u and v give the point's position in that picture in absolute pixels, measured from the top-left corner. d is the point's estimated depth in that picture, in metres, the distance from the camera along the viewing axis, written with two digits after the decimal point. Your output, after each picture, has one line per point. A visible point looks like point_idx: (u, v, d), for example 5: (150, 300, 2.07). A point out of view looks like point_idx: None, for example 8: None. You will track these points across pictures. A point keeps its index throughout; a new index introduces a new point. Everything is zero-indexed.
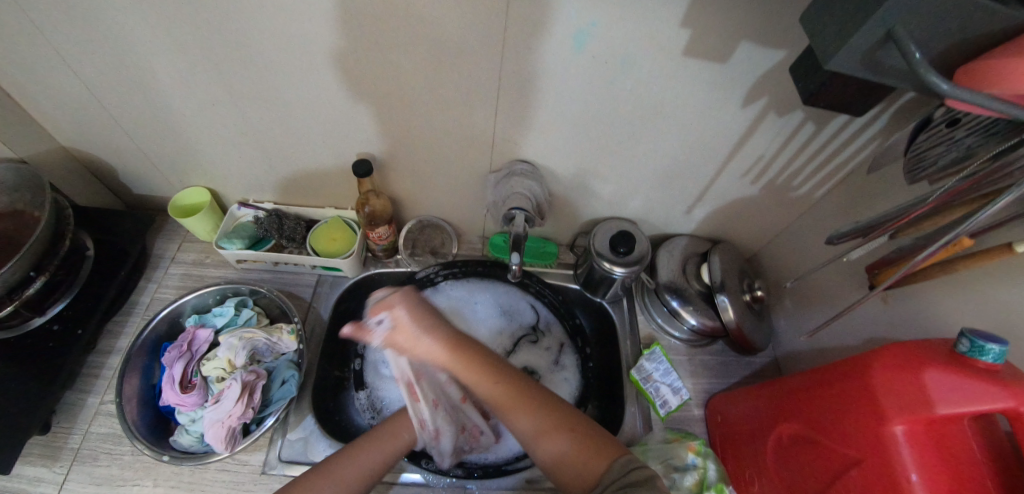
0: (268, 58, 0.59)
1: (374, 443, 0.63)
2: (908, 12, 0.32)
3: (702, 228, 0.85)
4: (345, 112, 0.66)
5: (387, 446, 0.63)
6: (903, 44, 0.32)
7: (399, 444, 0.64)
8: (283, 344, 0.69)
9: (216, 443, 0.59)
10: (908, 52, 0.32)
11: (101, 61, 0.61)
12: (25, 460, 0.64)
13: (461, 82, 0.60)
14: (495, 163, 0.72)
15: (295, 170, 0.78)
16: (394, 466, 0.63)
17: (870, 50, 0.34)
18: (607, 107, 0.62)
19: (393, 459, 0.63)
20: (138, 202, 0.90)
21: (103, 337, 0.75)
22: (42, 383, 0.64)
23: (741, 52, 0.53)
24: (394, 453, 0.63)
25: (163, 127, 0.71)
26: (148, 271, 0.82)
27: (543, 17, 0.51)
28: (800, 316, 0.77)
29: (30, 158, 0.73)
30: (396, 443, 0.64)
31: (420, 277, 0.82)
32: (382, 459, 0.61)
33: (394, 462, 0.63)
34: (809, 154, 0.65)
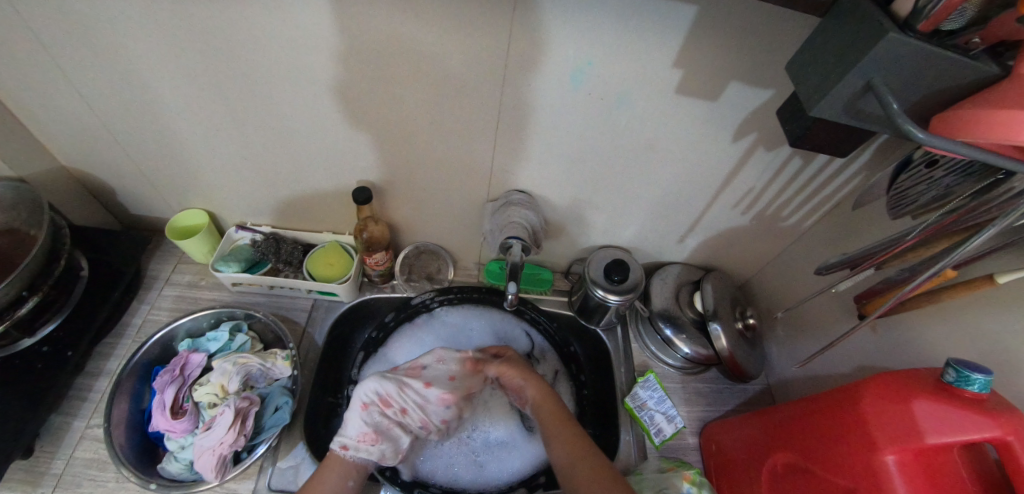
0: (275, 86, 0.61)
1: (313, 480, 0.59)
2: (884, 64, 0.34)
3: (694, 257, 0.87)
4: (347, 139, 0.67)
5: (325, 473, 0.60)
6: (881, 94, 0.35)
7: (341, 465, 0.61)
8: (276, 370, 0.68)
9: (207, 471, 0.58)
10: (885, 102, 0.35)
11: (109, 85, 0.62)
12: (4, 485, 0.62)
13: (463, 114, 0.62)
14: (493, 191, 0.74)
15: (295, 195, 0.79)
16: (342, 481, 0.60)
17: (852, 98, 0.37)
18: (603, 140, 0.64)
19: (342, 479, 0.60)
20: (134, 222, 0.90)
21: (92, 359, 0.74)
22: (27, 406, 0.63)
23: (731, 91, 0.56)
24: (334, 472, 0.60)
25: (166, 150, 0.72)
26: (142, 292, 0.81)
27: (543, 55, 0.54)
28: (792, 345, 0.78)
29: (30, 178, 0.74)
30: (337, 465, 0.61)
31: (416, 302, 0.82)
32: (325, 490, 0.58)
33: (342, 480, 0.60)
34: (797, 187, 0.67)
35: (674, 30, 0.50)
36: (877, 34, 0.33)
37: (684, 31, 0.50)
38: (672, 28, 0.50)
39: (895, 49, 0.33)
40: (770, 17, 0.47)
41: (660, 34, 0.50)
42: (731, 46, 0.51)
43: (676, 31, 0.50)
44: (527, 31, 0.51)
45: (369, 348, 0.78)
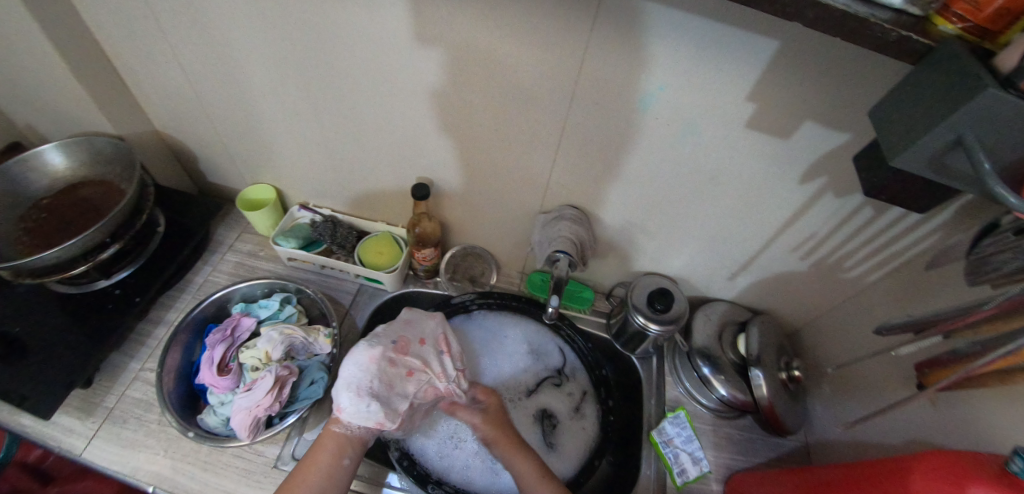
0: (355, 79, 0.65)
1: (305, 462, 0.60)
2: (981, 123, 0.32)
3: (743, 296, 0.84)
4: (414, 136, 0.71)
5: (318, 451, 0.61)
6: (972, 152, 0.32)
7: (334, 443, 0.62)
8: (318, 346, 0.71)
9: (241, 429, 0.61)
10: (976, 160, 0.32)
11: (207, 63, 0.69)
12: (64, 409, 0.68)
13: (528, 124, 0.64)
14: (547, 203, 0.75)
15: (357, 182, 0.83)
16: (333, 460, 0.60)
17: (936, 153, 0.35)
18: (664, 166, 0.64)
19: (333, 458, 0.60)
20: (211, 190, 0.98)
21: (155, 308, 0.79)
22: (94, 342, 0.69)
23: (805, 131, 0.55)
24: (326, 452, 0.61)
25: (248, 127, 0.78)
26: (207, 254, 0.87)
27: (613, 77, 0.55)
28: (839, 404, 0.74)
29: (129, 137, 0.81)
30: (332, 440, 0.62)
31: (456, 301, 0.85)
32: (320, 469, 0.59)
33: (334, 459, 0.60)
34: (864, 238, 0.64)
35: (751, 64, 0.50)
36: (973, 87, 0.31)
37: (762, 65, 0.49)
38: (748, 61, 0.50)
39: (994, 105, 0.31)
40: (860, 60, 0.46)
41: (736, 65, 0.50)
42: (811, 85, 0.50)
43: (753, 64, 0.50)
44: (600, 50, 0.53)
45: None
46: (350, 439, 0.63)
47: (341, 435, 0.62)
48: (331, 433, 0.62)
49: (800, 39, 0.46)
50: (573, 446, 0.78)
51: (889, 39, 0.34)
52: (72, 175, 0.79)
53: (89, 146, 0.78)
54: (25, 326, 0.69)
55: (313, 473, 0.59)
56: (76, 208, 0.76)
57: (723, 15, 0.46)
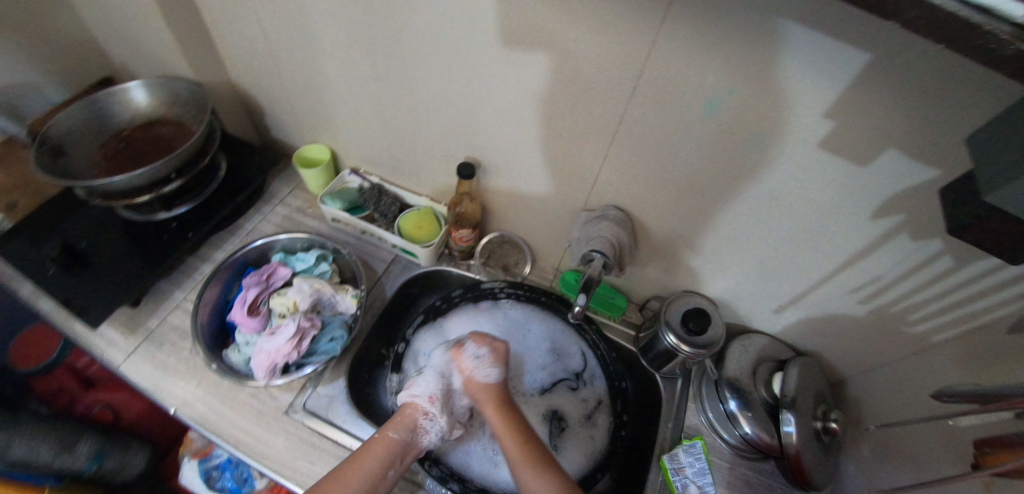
0: (417, 49, 0.66)
1: (352, 462, 0.59)
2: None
3: (787, 333, 0.78)
4: (467, 115, 0.71)
5: (369, 454, 0.59)
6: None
7: (385, 449, 0.61)
8: (343, 305, 0.72)
9: (258, 371, 0.64)
10: None
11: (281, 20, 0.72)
12: (111, 323, 0.73)
13: (582, 117, 0.62)
14: (591, 201, 0.73)
15: (407, 154, 0.84)
16: (381, 469, 0.59)
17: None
18: (720, 178, 0.60)
19: (382, 466, 0.59)
20: (272, 145, 1.02)
21: (205, 246, 0.84)
22: (145, 266, 0.74)
23: (886, 159, 0.49)
24: (374, 459, 0.59)
25: (312, 87, 0.81)
26: (259, 203, 0.91)
27: (678, 76, 0.52)
28: (873, 467, 0.67)
29: (206, 84, 0.87)
30: (384, 448, 0.60)
31: (485, 287, 0.84)
32: (367, 473, 0.58)
33: (382, 469, 0.59)
34: (939, 290, 0.58)
35: (834, 76, 0.45)
36: None
37: (847, 79, 0.45)
38: (832, 72, 0.45)
39: None
40: (966, 84, 0.41)
41: (816, 75, 0.46)
42: (901, 107, 0.45)
43: (836, 77, 0.45)
44: (668, 43, 0.50)
45: (430, 314, 0.81)
46: (400, 450, 0.61)
47: (393, 444, 0.61)
48: (386, 440, 0.61)
49: (896, 53, 0.41)
50: (578, 453, 0.75)
51: (1004, 54, 0.28)
52: (152, 112, 0.86)
53: (170, 87, 0.84)
54: (91, 242, 0.76)
55: (359, 478, 0.57)
56: (150, 143, 0.82)
57: (810, 17, 0.43)
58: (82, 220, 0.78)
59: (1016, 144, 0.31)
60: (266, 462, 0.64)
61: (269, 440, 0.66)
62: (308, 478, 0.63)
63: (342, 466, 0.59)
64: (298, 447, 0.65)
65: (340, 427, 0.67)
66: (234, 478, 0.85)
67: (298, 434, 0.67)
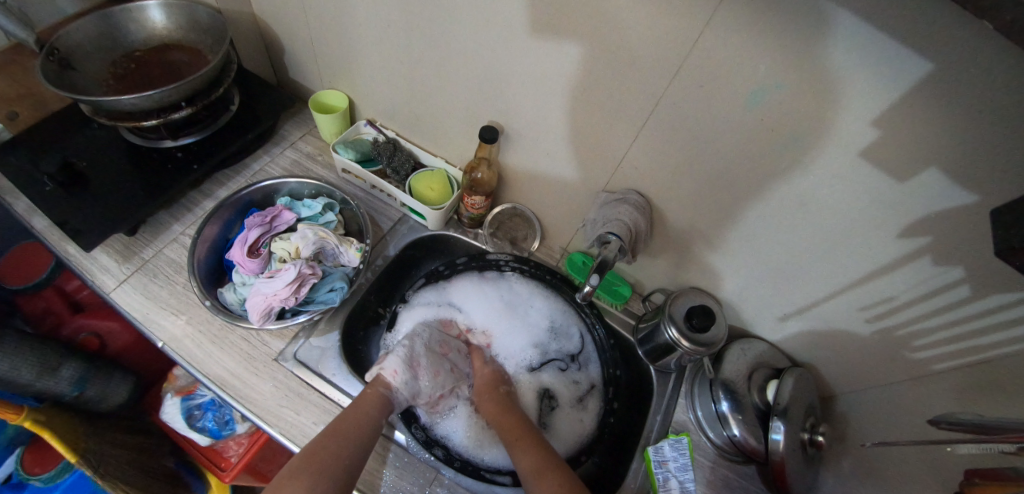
0: (452, 1, 0.62)
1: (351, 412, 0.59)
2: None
3: (787, 342, 0.77)
4: (496, 78, 0.68)
5: (366, 403, 0.61)
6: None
7: (379, 400, 0.62)
8: (346, 257, 0.71)
9: (253, 312, 0.62)
10: None
11: None
12: (105, 248, 0.71)
13: (616, 96, 0.60)
14: (612, 184, 0.71)
15: (427, 112, 0.81)
16: (379, 420, 0.60)
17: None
18: (750, 175, 0.58)
19: (380, 413, 0.61)
20: (288, 86, 0.99)
21: (208, 182, 0.81)
22: (145, 194, 0.71)
23: (927, 177, 0.47)
24: (371, 412, 0.60)
25: (337, 30, 0.78)
26: (268, 145, 0.89)
27: (724, 62, 0.50)
28: (854, 483, 0.67)
29: (226, 12, 0.83)
30: (378, 398, 0.62)
31: (490, 258, 0.82)
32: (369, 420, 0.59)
33: (377, 420, 0.60)
34: (953, 318, 0.56)
35: (892, 82, 0.43)
36: None
37: (906, 86, 0.43)
38: (890, 77, 0.43)
39: None
40: None
41: (873, 79, 0.44)
42: (955, 123, 0.43)
43: (892, 83, 0.43)
44: (721, 26, 0.48)
45: (432, 278, 0.80)
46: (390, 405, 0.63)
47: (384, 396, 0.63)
48: (378, 391, 0.63)
49: (964, 64, 0.39)
50: (565, 433, 0.75)
51: None
52: (167, 35, 0.82)
53: (188, 11, 0.80)
54: (91, 162, 0.73)
55: (359, 432, 0.58)
56: (162, 66, 0.78)
57: (878, 15, 0.40)
58: (83, 138, 0.75)
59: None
60: (251, 407, 0.63)
61: (257, 385, 0.64)
62: (292, 427, 0.62)
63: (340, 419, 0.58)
64: (284, 396, 0.64)
65: (329, 380, 0.66)
66: (217, 419, 0.85)
67: (285, 382, 0.65)
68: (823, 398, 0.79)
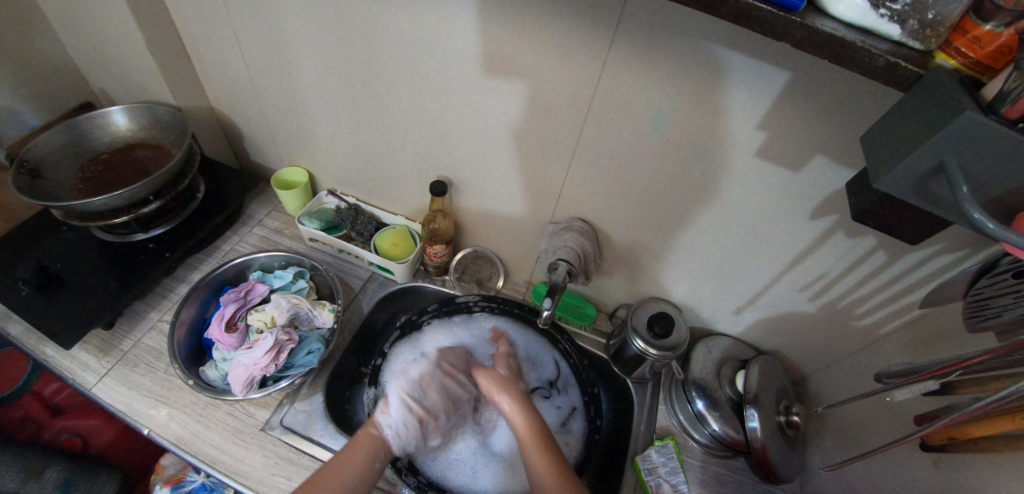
0: (389, 73, 0.70)
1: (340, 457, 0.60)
2: (956, 147, 0.31)
3: (748, 333, 0.82)
4: (438, 134, 0.75)
5: (354, 451, 0.61)
6: (952, 177, 0.31)
7: (370, 445, 0.62)
8: (320, 319, 0.74)
9: (235, 384, 0.64)
10: (954, 184, 0.31)
11: (260, 49, 0.76)
12: (84, 345, 0.73)
13: (546, 135, 0.67)
14: (558, 214, 0.77)
15: (383, 174, 0.87)
16: (370, 462, 0.60)
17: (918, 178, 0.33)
18: (673, 186, 0.65)
19: (369, 459, 0.60)
20: (251, 168, 1.05)
21: (182, 267, 0.85)
22: (121, 287, 0.74)
23: (815, 165, 0.55)
24: (363, 452, 0.61)
25: (291, 112, 0.85)
26: (237, 225, 0.93)
27: (627, 95, 0.58)
28: (835, 454, 0.70)
29: (186, 109, 0.90)
30: (367, 445, 0.62)
31: (460, 301, 0.86)
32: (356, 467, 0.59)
33: (369, 462, 0.60)
34: (877, 284, 0.62)
35: (761, 92, 0.51)
36: (950, 110, 0.30)
37: (771, 95, 0.51)
38: (758, 88, 0.51)
39: (973, 131, 0.30)
40: (872, 96, 0.46)
41: (747, 92, 0.52)
42: (820, 117, 0.50)
43: (762, 92, 0.51)
44: (617, 65, 0.56)
45: (406, 328, 0.82)
46: (385, 444, 0.63)
47: (377, 439, 0.63)
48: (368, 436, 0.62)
49: (810, 70, 0.47)
50: None
51: (878, 64, 0.34)
52: (132, 136, 0.88)
53: (151, 112, 0.87)
54: (65, 264, 0.76)
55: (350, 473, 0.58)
56: (128, 165, 0.84)
57: (735, 40, 0.48)
58: (55, 242, 0.79)
59: (894, 139, 0.36)
60: (241, 480, 0.64)
61: (246, 457, 0.65)
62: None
63: (327, 466, 0.59)
64: (275, 464, 0.65)
65: (317, 442, 0.68)
66: None
67: (274, 450, 0.67)
68: (795, 382, 0.83)
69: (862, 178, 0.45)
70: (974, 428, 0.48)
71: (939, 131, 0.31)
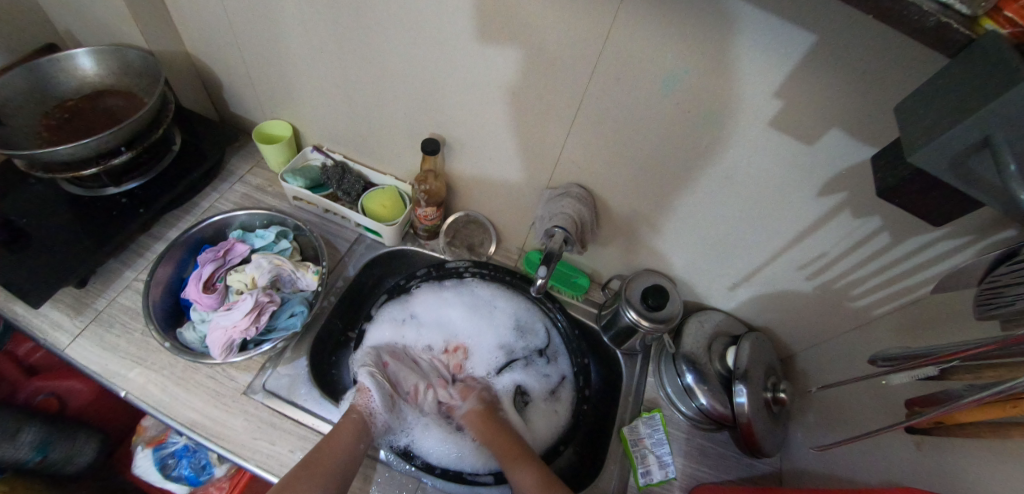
0: (377, 21, 0.64)
1: (326, 441, 0.61)
2: (1011, 120, 0.28)
3: (741, 309, 0.81)
4: (432, 91, 0.70)
5: (340, 433, 0.62)
6: (1000, 155, 0.28)
7: (353, 427, 0.63)
8: (304, 281, 0.72)
9: (214, 346, 0.62)
10: (1004, 163, 0.28)
11: None
12: (55, 303, 0.70)
13: (546, 96, 0.62)
14: (555, 180, 0.74)
15: (373, 132, 0.83)
16: (355, 442, 0.62)
17: (960, 154, 0.30)
18: (677, 154, 0.61)
19: (354, 440, 0.62)
20: (231, 121, 0.99)
21: (158, 224, 0.81)
22: (93, 243, 0.70)
23: (831, 138, 0.51)
24: (347, 433, 0.62)
25: (272, 60, 0.79)
26: (216, 181, 0.89)
27: (636, 55, 0.53)
28: (818, 431, 0.70)
29: (158, 54, 0.83)
30: (351, 427, 0.63)
31: (450, 266, 0.84)
32: (344, 446, 0.60)
33: (355, 442, 0.62)
34: (878, 265, 0.61)
35: (782, 55, 0.47)
36: (1013, 79, 0.26)
37: (793, 60, 0.47)
38: (781, 52, 0.47)
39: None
40: (902, 65, 0.42)
41: (767, 56, 0.48)
42: (844, 86, 0.46)
43: (783, 57, 0.47)
44: (628, 21, 0.51)
45: (394, 293, 0.81)
46: (367, 427, 0.65)
47: (359, 422, 0.64)
48: (350, 419, 0.64)
49: (842, 32, 0.43)
50: (541, 427, 0.77)
51: (926, 25, 0.30)
52: (99, 81, 0.81)
53: (119, 56, 0.80)
54: (31, 217, 0.71)
55: (339, 448, 0.60)
56: (97, 113, 0.78)
57: None
58: (20, 194, 0.74)
59: (936, 110, 0.32)
60: (223, 443, 0.63)
61: (228, 420, 0.64)
62: (268, 457, 0.62)
63: (317, 445, 0.60)
64: (257, 428, 0.64)
65: (301, 406, 0.67)
66: (193, 465, 0.86)
67: (256, 414, 0.65)
68: (782, 358, 0.83)
69: (884, 153, 0.42)
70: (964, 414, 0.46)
71: (993, 103, 0.28)
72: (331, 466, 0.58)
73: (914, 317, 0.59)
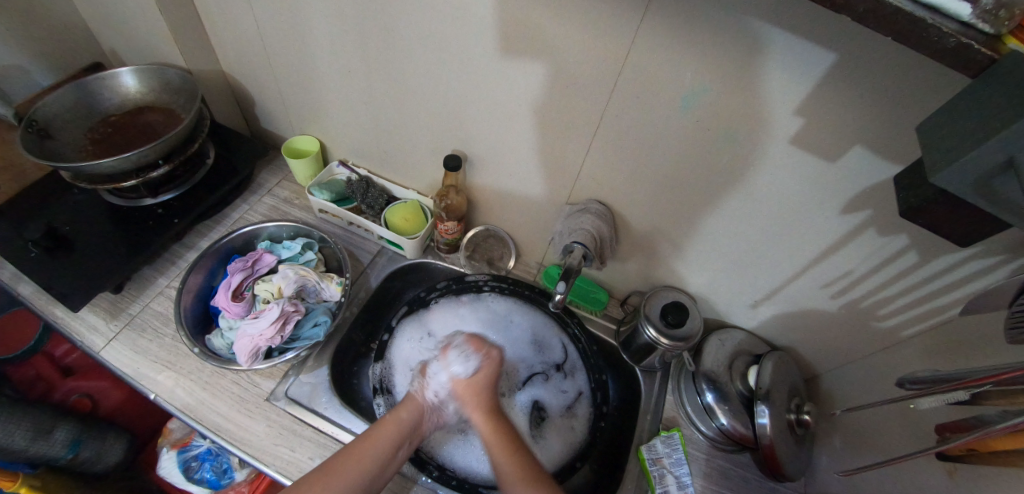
0: (403, 41, 0.67)
1: (365, 438, 0.59)
2: None
3: (763, 328, 0.80)
4: (454, 108, 0.72)
5: (382, 432, 0.60)
6: None
7: (397, 429, 0.61)
8: (327, 292, 0.73)
9: (241, 353, 0.64)
10: None
11: (271, 11, 0.73)
12: (92, 308, 0.73)
13: (565, 113, 0.64)
14: (574, 195, 0.74)
15: (397, 147, 0.85)
16: (392, 450, 0.59)
17: (984, 174, 0.30)
18: (696, 171, 0.62)
19: (393, 446, 0.59)
20: (261, 136, 1.03)
21: (191, 234, 0.84)
22: (129, 252, 0.74)
23: (854, 156, 0.51)
24: (388, 439, 0.59)
25: (302, 78, 0.82)
26: (246, 193, 0.92)
27: (656, 73, 0.54)
28: (844, 455, 0.68)
29: (196, 73, 0.88)
30: (395, 428, 0.61)
31: (469, 280, 0.85)
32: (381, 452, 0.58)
33: (392, 450, 0.59)
34: (905, 285, 0.60)
35: (802, 74, 0.47)
36: None
37: (813, 80, 0.47)
38: (801, 71, 0.47)
39: None
40: (925, 84, 0.43)
41: (786, 75, 0.48)
42: (868, 103, 0.46)
43: (803, 76, 0.47)
44: (648, 40, 0.52)
45: (414, 305, 0.82)
46: (411, 432, 0.62)
47: (405, 425, 0.62)
48: (398, 420, 0.61)
49: (861, 52, 0.43)
50: (558, 443, 0.76)
51: (946, 46, 0.30)
52: (141, 98, 0.86)
53: (160, 74, 0.85)
54: (74, 226, 0.75)
55: (373, 452, 0.58)
56: (137, 128, 0.82)
57: (778, 17, 0.45)
58: (64, 204, 0.78)
59: (958, 130, 0.32)
60: (245, 448, 0.64)
61: (250, 426, 0.65)
62: (288, 464, 0.63)
63: (352, 443, 0.58)
64: (279, 434, 0.65)
65: (321, 414, 0.68)
66: (214, 469, 0.88)
67: (278, 421, 0.67)
68: (807, 378, 0.81)
69: (908, 171, 0.41)
70: (997, 441, 0.44)
71: (1015, 124, 0.28)
72: (362, 469, 0.56)
73: (944, 338, 0.58)
